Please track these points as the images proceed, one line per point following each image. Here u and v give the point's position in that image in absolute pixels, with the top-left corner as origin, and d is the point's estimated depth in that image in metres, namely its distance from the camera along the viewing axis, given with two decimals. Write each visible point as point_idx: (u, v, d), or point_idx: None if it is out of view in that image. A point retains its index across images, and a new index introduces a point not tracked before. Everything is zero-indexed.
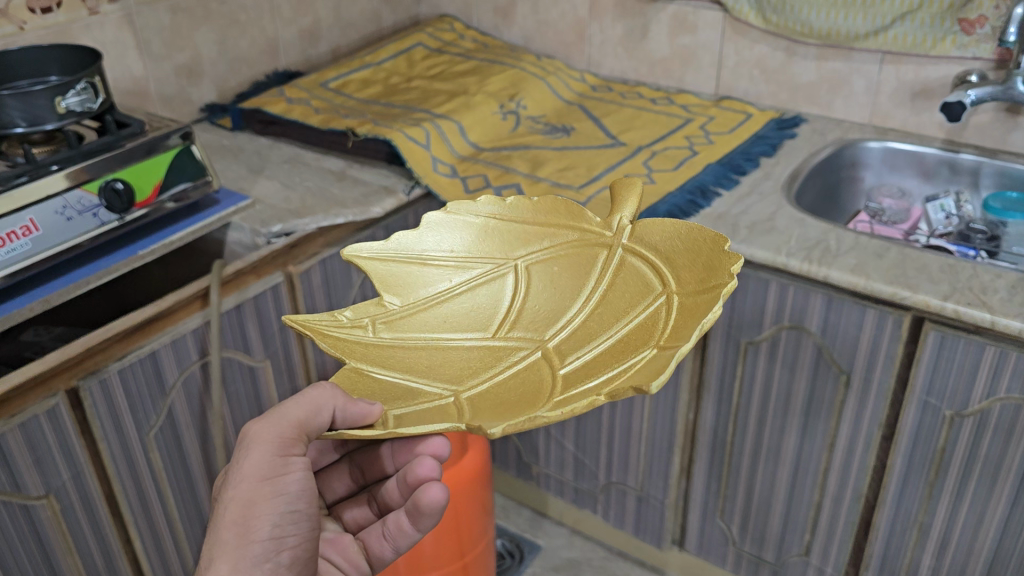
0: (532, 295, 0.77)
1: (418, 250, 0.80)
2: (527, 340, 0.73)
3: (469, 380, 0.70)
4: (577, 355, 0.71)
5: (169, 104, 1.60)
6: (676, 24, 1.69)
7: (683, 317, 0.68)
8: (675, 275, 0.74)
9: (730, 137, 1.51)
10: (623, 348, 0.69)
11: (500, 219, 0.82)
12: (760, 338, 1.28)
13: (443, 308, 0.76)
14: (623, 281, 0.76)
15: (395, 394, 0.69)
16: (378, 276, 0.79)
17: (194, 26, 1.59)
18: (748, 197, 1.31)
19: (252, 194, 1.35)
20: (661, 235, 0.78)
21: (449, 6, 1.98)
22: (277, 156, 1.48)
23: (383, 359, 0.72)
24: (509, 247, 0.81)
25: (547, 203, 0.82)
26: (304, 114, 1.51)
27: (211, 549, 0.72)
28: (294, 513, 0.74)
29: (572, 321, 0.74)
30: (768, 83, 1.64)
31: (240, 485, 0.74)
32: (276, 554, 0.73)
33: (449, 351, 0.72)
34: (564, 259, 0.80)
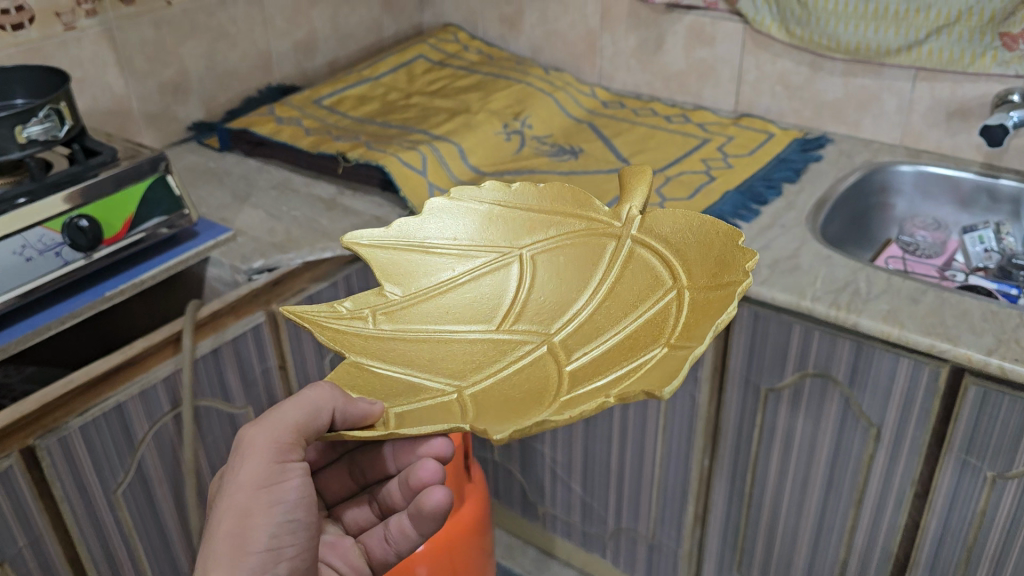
0: (538, 287, 0.73)
1: (419, 236, 0.76)
2: (532, 335, 0.69)
3: (470, 376, 0.66)
4: (584, 352, 0.66)
5: (154, 123, 1.51)
6: (692, 36, 1.59)
7: (697, 315, 0.63)
8: (688, 270, 0.68)
9: (749, 160, 1.40)
10: (632, 347, 0.64)
11: (506, 206, 0.78)
12: (782, 384, 1.18)
13: (445, 299, 0.72)
14: (633, 274, 0.71)
15: (397, 390, 0.65)
16: (378, 265, 0.75)
17: (180, 40, 1.49)
18: (770, 230, 1.20)
19: (235, 226, 1.26)
20: (672, 225, 0.73)
21: (454, 14, 1.89)
22: (264, 181, 1.39)
23: (381, 354, 0.68)
24: (513, 235, 0.76)
25: (555, 188, 0.78)
26: (294, 135, 1.42)
27: (205, 557, 0.66)
28: (292, 523, 0.69)
29: (579, 315, 0.70)
30: (791, 100, 1.53)
31: (236, 494, 0.69)
32: (275, 565, 0.68)
33: (451, 347, 0.68)
34: (572, 249, 0.75)
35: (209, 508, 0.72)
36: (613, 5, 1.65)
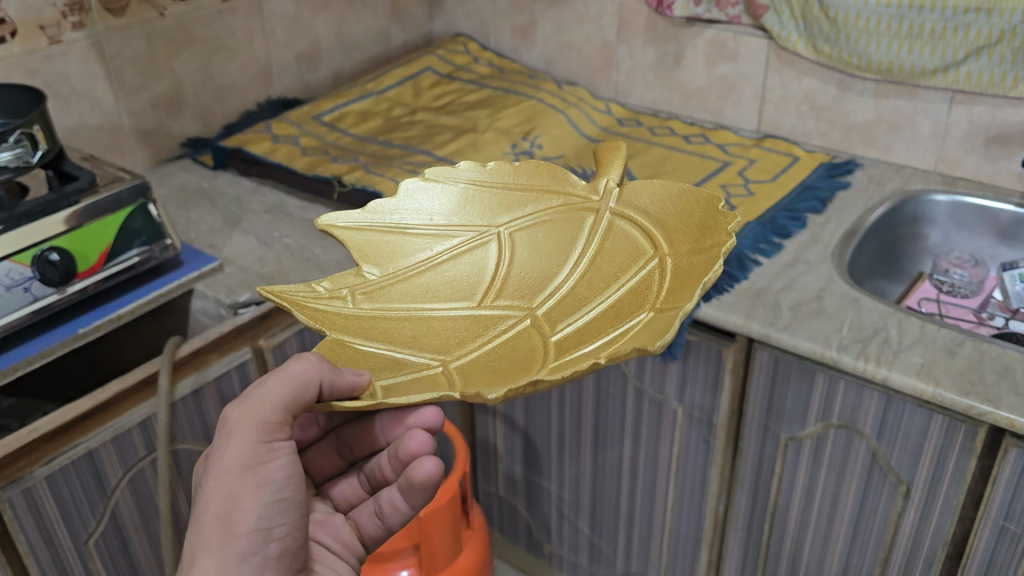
0: (520, 263, 0.79)
1: (393, 216, 0.80)
2: (514, 308, 0.76)
3: (455, 351, 0.71)
4: (567, 323, 0.73)
5: (146, 139, 1.44)
6: (713, 51, 1.50)
7: (678, 281, 0.71)
8: (668, 238, 0.76)
9: (772, 186, 1.32)
10: (616, 315, 0.71)
11: (481, 182, 0.82)
12: (804, 434, 1.09)
13: (426, 278, 0.77)
14: (612, 248, 0.78)
15: (383, 364, 0.69)
16: (353, 245, 0.77)
17: (174, 53, 1.42)
18: (792, 267, 1.12)
19: (222, 254, 1.19)
20: (650, 196, 0.80)
21: (465, 24, 1.81)
22: (258, 204, 1.32)
23: (365, 327, 0.72)
24: (490, 212, 0.81)
25: (529, 166, 0.83)
26: (290, 155, 1.35)
27: (194, 545, 0.65)
28: (281, 502, 0.67)
29: (561, 289, 0.77)
30: (818, 120, 1.44)
31: (223, 476, 0.67)
32: (264, 548, 0.66)
33: (434, 321, 0.74)
34: (552, 225, 0.81)
35: (195, 493, 0.69)
36: (630, 17, 1.56)
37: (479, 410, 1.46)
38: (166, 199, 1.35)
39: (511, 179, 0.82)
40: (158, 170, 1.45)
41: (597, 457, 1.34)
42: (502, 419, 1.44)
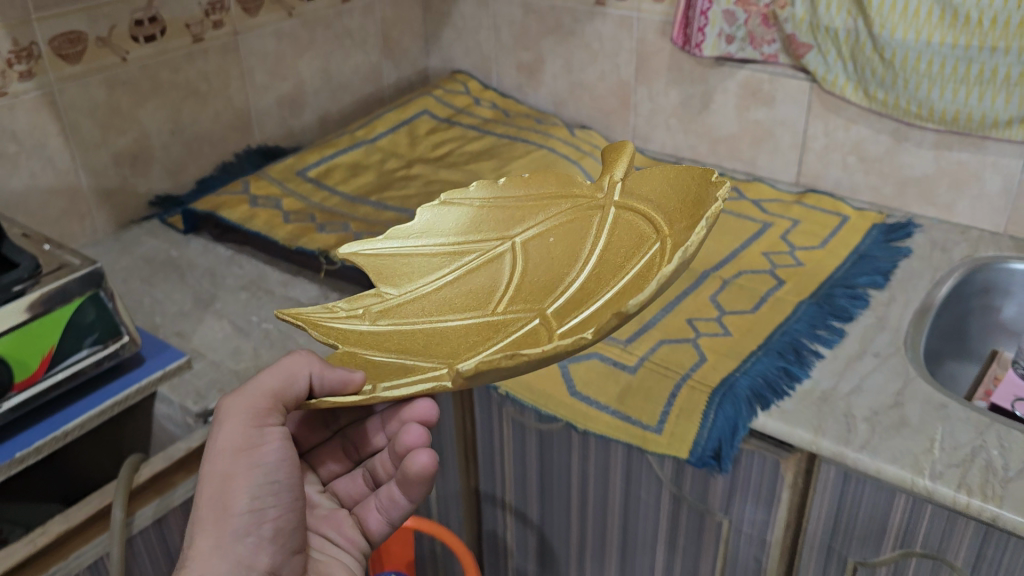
0: (532, 269, 0.75)
1: (409, 237, 0.78)
2: (526, 310, 0.71)
3: (462, 355, 0.66)
4: (575, 317, 0.67)
5: (109, 200, 1.26)
6: (746, 95, 1.34)
7: (672, 252, 0.64)
8: (667, 219, 0.70)
9: (822, 254, 1.15)
10: (621, 295, 0.65)
11: (494, 200, 0.80)
12: (878, 560, 0.93)
13: (440, 292, 0.73)
14: (618, 239, 0.73)
15: (388, 370, 0.66)
16: (371, 269, 0.76)
17: (140, 101, 1.25)
18: (860, 362, 0.96)
19: (190, 346, 1.02)
20: (650, 184, 0.75)
21: (463, 60, 1.64)
22: (233, 279, 1.14)
23: (378, 341, 0.69)
24: (503, 226, 0.78)
25: (539, 177, 0.81)
26: (270, 222, 1.17)
27: (194, 524, 0.67)
28: (274, 484, 0.68)
29: (570, 287, 0.72)
30: (868, 174, 1.28)
31: (218, 458, 0.68)
32: (258, 527, 0.67)
33: (446, 331, 0.70)
34: (563, 229, 0.77)
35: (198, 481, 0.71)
36: (651, 55, 1.40)
37: (486, 500, 1.30)
38: (129, 274, 1.17)
39: (524, 193, 0.80)
40: (122, 235, 1.27)
41: (625, 562, 1.18)
42: (512, 512, 1.28)
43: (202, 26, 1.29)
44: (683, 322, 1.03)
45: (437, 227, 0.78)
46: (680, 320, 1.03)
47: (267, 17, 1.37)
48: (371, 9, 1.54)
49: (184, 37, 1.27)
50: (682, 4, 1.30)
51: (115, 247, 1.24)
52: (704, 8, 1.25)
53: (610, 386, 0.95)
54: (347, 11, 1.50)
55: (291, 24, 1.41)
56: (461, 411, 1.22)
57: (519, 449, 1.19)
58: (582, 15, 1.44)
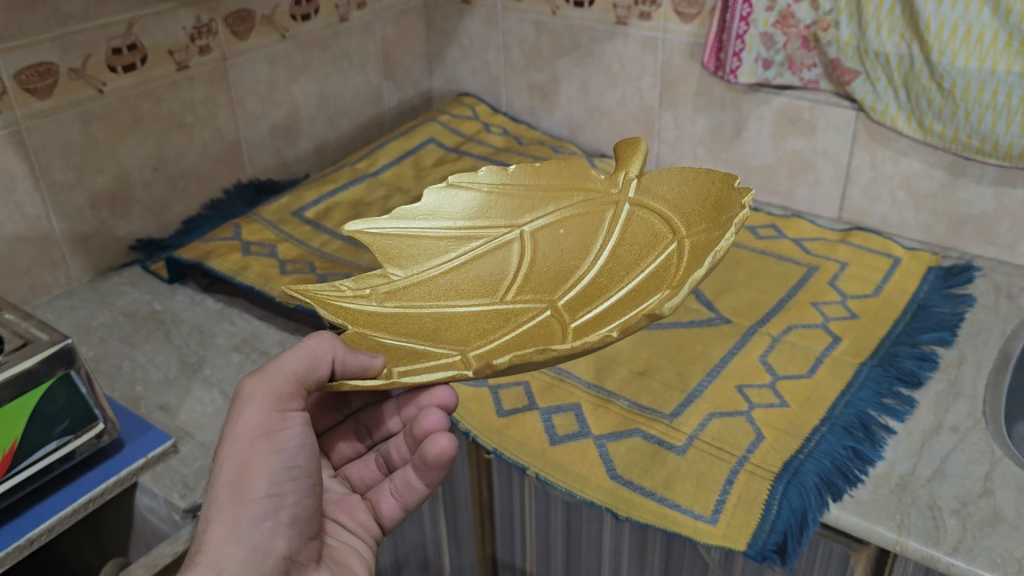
0: (540, 260, 0.79)
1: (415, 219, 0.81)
2: (536, 301, 0.75)
3: (475, 341, 0.70)
4: (590, 310, 0.72)
5: (84, 246, 1.13)
6: (784, 123, 1.23)
7: (694, 256, 0.70)
8: (684, 222, 0.76)
9: (877, 304, 1.05)
10: (638, 294, 0.70)
11: (505, 187, 0.84)
12: None
13: (449, 277, 0.77)
14: (633, 235, 0.78)
15: (402, 354, 0.68)
16: (380, 250, 0.79)
17: (119, 136, 1.12)
18: (937, 439, 0.85)
19: (177, 424, 0.90)
20: (667, 183, 0.80)
21: (470, 81, 1.53)
22: (224, 337, 1.02)
23: (392, 321, 0.72)
24: (513, 214, 0.83)
25: (550, 166, 0.85)
26: (265, 274, 1.05)
27: (208, 511, 0.63)
28: (294, 470, 0.64)
29: (580, 281, 0.76)
30: (919, 211, 1.17)
31: (236, 443, 0.65)
32: (276, 514, 0.63)
33: (456, 316, 0.73)
34: (575, 222, 0.82)
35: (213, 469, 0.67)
36: (677, 79, 1.28)
37: (504, 569, 1.11)
38: (107, 332, 1.04)
39: (535, 183, 0.84)
40: (100, 283, 1.15)
41: None
42: None
43: (187, 52, 1.17)
44: (733, 390, 0.91)
45: (444, 211, 0.82)
46: (729, 388, 0.92)
47: (259, 41, 1.26)
48: (370, 28, 1.42)
49: (168, 65, 1.15)
50: (715, 26, 1.18)
51: (91, 298, 1.11)
52: (741, 31, 1.15)
53: (656, 469, 0.83)
54: (345, 31, 1.38)
55: (285, 47, 1.29)
56: (476, 474, 1.01)
57: (542, 521, 1.00)
58: (601, 35, 1.32)
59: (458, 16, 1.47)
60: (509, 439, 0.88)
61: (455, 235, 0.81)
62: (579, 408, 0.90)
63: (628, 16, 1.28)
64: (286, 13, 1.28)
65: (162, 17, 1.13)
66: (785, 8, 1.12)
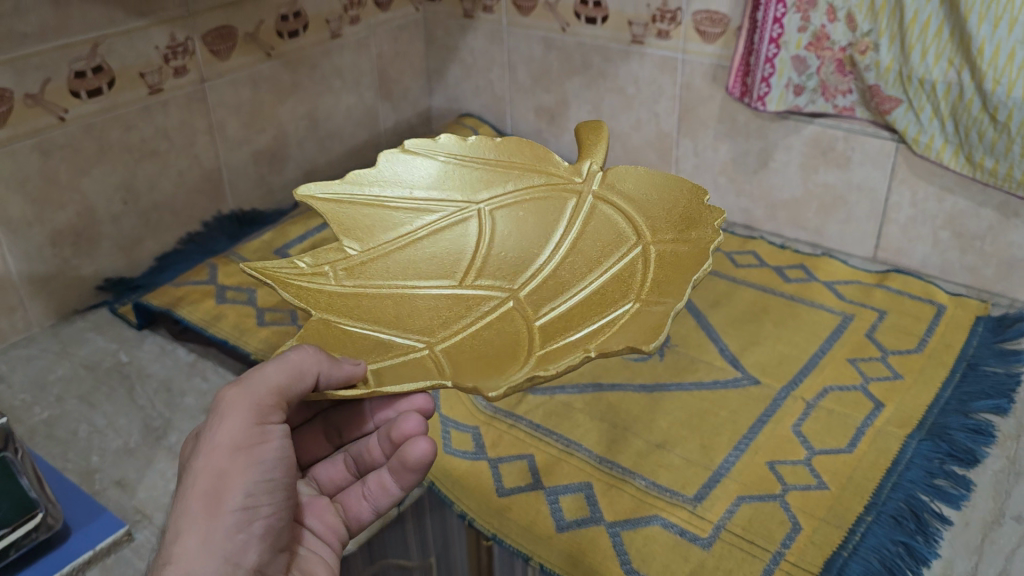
0: (502, 243, 0.79)
1: (371, 189, 0.80)
2: (496, 289, 0.75)
3: (440, 332, 0.71)
4: (551, 306, 0.72)
5: (45, 289, 1.03)
6: (814, 154, 1.12)
7: (662, 270, 0.71)
8: (650, 226, 0.76)
9: (922, 361, 0.94)
10: (602, 300, 0.71)
11: (464, 159, 0.83)
12: None
13: (407, 254, 0.77)
14: (595, 232, 0.78)
15: (368, 350, 0.67)
16: (335, 220, 0.77)
17: (83, 168, 1.02)
18: (999, 532, 0.74)
19: (133, 505, 0.80)
20: (634, 181, 0.80)
21: (472, 101, 1.42)
22: (192, 398, 0.93)
23: (352, 302, 0.72)
24: (470, 188, 0.82)
25: (511, 143, 0.84)
26: (241, 325, 0.96)
27: (176, 521, 0.57)
28: (271, 483, 0.59)
29: (541, 272, 0.77)
30: (964, 252, 1.06)
31: (212, 453, 0.59)
32: (251, 526, 0.58)
33: (416, 299, 0.73)
34: (535, 205, 0.82)
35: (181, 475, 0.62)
36: (697, 104, 1.18)
37: None
38: (65, 389, 0.95)
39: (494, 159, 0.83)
40: (63, 329, 1.05)
41: None
42: None
43: (161, 74, 1.06)
44: (763, 468, 0.80)
45: (399, 180, 0.81)
46: (758, 465, 0.81)
47: (241, 60, 1.15)
48: (365, 44, 1.31)
49: (138, 89, 1.05)
50: (742, 49, 1.07)
51: (52, 347, 1.02)
52: (771, 55, 1.03)
53: (678, 565, 0.72)
54: (337, 48, 1.28)
55: (271, 66, 1.19)
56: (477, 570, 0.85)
57: None
58: (615, 54, 1.22)
59: (460, 31, 1.37)
60: (510, 524, 0.77)
61: (411, 207, 0.80)
62: (590, 488, 0.79)
63: (644, 34, 1.18)
64: (271, 30, 1.17)
65: (132, 36, 1.02)
66: (819, 28, 1.01)
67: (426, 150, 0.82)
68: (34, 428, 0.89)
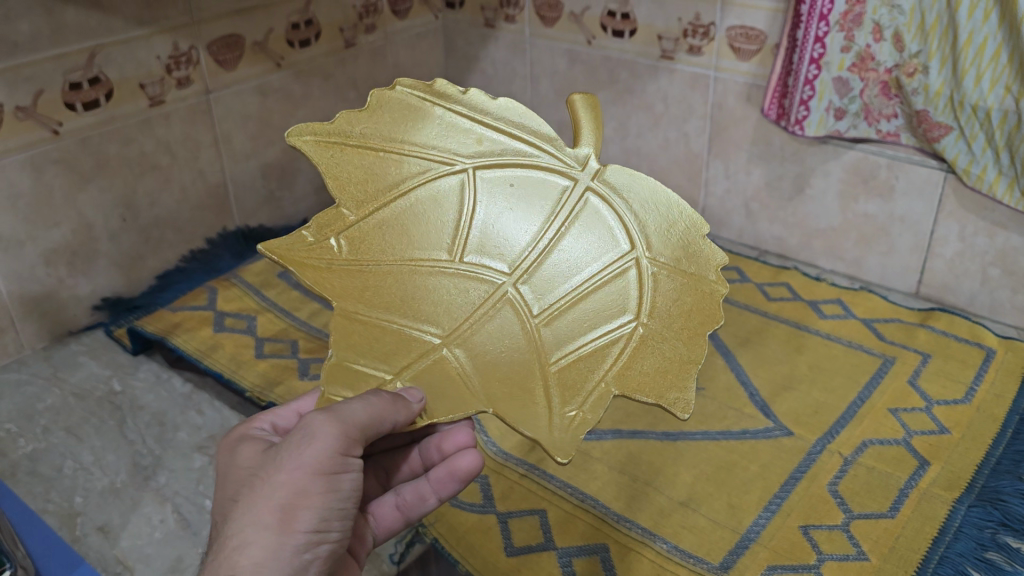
0: (483, 220, 0.71)
1: (361, 129, 0.70)
2: (483, 273, 0.70)
3: (448, 321, 0.67)
4: (547, 304, 0.68)
5: (36, 311, 0.98)
6: (855, 181, 1.05)
7: (669, 311, 0.66)
8: (644, 236, 0.68)
9: (970, 413, 0.86)
10: (600, 311, 0.67)
11: (456, 110, 0.71)
12: None
13: (394, 221, 0.69)
14: (585, 231, 0.70)
15: (391, 350, 0.63)
16: (327, 171, 0.68)
17: (77, 183, 0.97)
18: None
19: (115, 554, 0.74)
20: (635, 185, 0.69)
21: None
22: (186, 433, 0.87)
23: (362, 283, 0.66)
24: (461, 142, 0.71)
25: (515, 105, 0.72)
26: (237, 356, 0.94)
27: (241, 529, 0.53)
28: (343, 511, 0.55)
29: (526, 260, 0.70)
30: (1016, 290, 0.99)
31: (294, 471, 0.54)
32: (318, 548, 0.54)
33: (417, 278, 0.68)
34: (526, 173, 0.72)
35: (241, 478, 0.56)
36: (730, 124, 1.11)
37: None
38: (52, 420, 0.89)
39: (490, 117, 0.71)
40: (55, 351, 1.00)
41: None
42: None
43: (162, 85, 1.01)
44: (796, 533, 0.74)
45: (388, 125, 0.70)
46: (791, 529, 0.74)
47: (249, 71, 1.10)
48: (381, 54, 1.26)
49: (139, 101, 0.99)
50: (780, 68, 1.00)
51: (41, 372, 0.96)
52: (811, 76, 0.96)
53: None
54: (352, 58, 1.22)
55: (281, 77, 1.14)
56: None
57: None
58: (643, 70, 1.15)
59: (481, 41, 1.30)
60: None
61: (401, 157, 0.70)
62: (606, 552, 0.73)
63: (674, 49, 1.11)
64: (281, 38, 1.12)
65: (132, 45, 0.97)
66: (863, 48, 0.94)
67: (421, 96, 0.71)
68: (17, 462, 0.84)
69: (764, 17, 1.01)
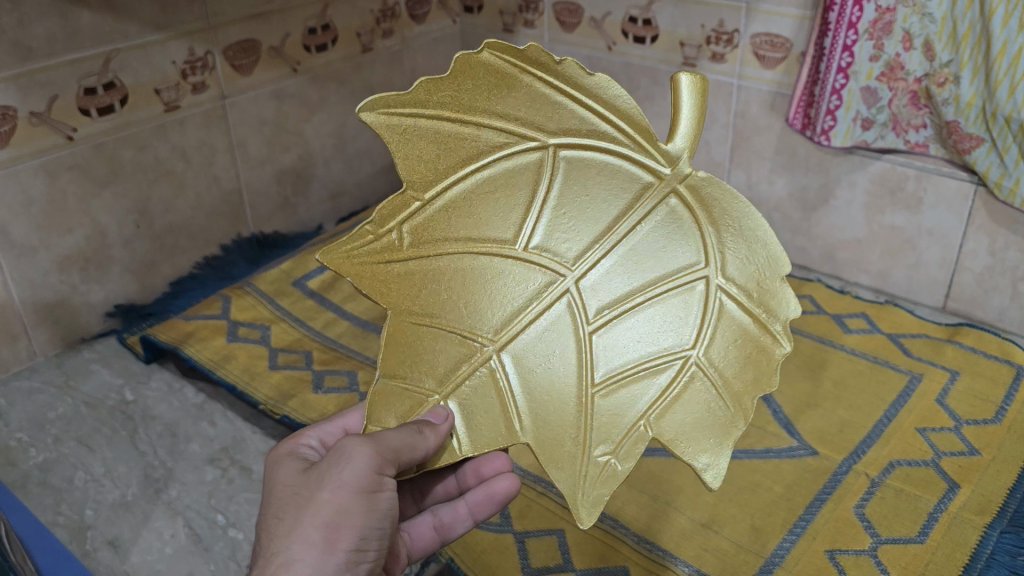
0: (555, 205, 0.65)
1: (440, 98, 0.62)
2: (546, 268, 0.64)
3: (502, 323, 0.63)
4: (608, 313, 0.63)
5: (48, 318, 0.97)
6: (881, 194, 1.02)
7: (733, 343, 0.60)
8: (721, 249, 0.61)
9: (1000, 434, 0.84)
10: (667, 322, 0.62)
11: (549, 81, 0.64)
12: None
13: (461, 207, 0.64)
14: (648, 237, 0.63)
15: (444, 361, 0.61)
16: (398, 150, 0.62)
17: (92, 189, 0.96)
18: None
19: (125, 569, 0.73)
20: (722, 203, 0.62)
21: None
22: (199, 444, 0.86)
23: (420, 280, 0.63)
24: (544, 117, 0.64)
25: (607, 81, 0.63)
26: (251, 367, 0.93)
27: (282, 549, 0.51)
28: (381, 532, 0.54)
29: (591, 258, 0.64)
30: None
31: (338, 490, 0.53)
32: (356, 569, 0.53)
33: (477, 274, 0.64)
34: (606, 158, 0.65)
35: (277, 493, 0.55)
36: (753, 133, 1.09)
37: None
38: (64, 430, 0.88)
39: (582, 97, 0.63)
40: (67, 359, 0.98)
41: None
42: None
43: (178, 90, 1.00)
44: (822, 558, 0.72)
45: (471, 93, 0.63)
46: (817, 554, 0.72)
47: (265, 76, 1.08)
48: (398, 59, 1.24)
49: (154, 106, 0.98)
50: (806, 77, 0.98)
51: (54, 380, 0.95)
52: (838, 85, 0.93)
53: None
54: (369, 63, 1.20)
55: (297, 82, 1.12)
56: None
57: None
58: (664, 76, 1.13)
59: None
60: None
61: (479, 127, 0.64)
62: None
63: (697, 57, 1.09)
64: (298, 43, 1.10)
65: (148, 50, 0.96)
66: (892, 57, 0.91)
67: (509, 61, 0.63)
68: (28, 473, 0.83)
69: (790, 24, 0.99)
